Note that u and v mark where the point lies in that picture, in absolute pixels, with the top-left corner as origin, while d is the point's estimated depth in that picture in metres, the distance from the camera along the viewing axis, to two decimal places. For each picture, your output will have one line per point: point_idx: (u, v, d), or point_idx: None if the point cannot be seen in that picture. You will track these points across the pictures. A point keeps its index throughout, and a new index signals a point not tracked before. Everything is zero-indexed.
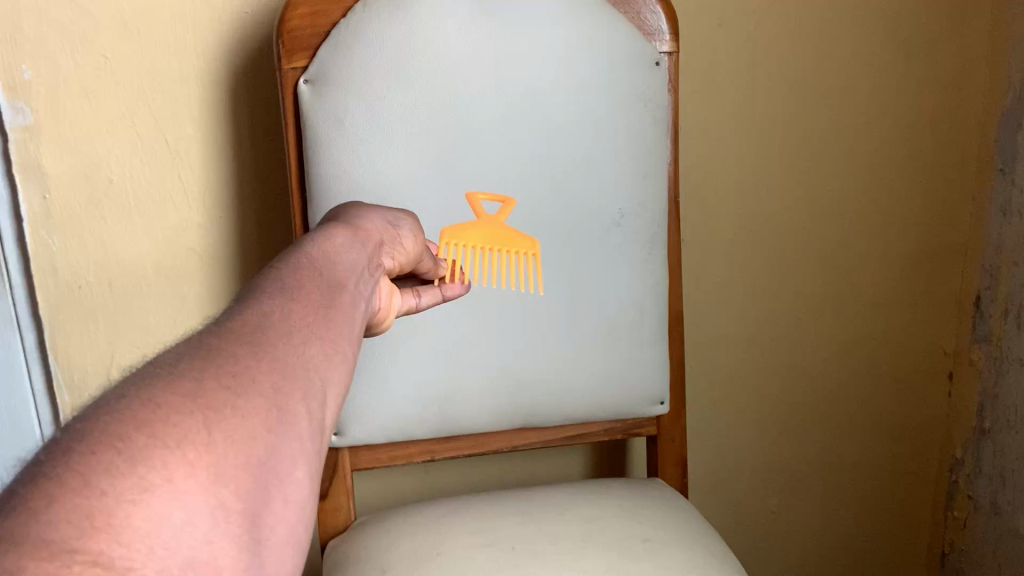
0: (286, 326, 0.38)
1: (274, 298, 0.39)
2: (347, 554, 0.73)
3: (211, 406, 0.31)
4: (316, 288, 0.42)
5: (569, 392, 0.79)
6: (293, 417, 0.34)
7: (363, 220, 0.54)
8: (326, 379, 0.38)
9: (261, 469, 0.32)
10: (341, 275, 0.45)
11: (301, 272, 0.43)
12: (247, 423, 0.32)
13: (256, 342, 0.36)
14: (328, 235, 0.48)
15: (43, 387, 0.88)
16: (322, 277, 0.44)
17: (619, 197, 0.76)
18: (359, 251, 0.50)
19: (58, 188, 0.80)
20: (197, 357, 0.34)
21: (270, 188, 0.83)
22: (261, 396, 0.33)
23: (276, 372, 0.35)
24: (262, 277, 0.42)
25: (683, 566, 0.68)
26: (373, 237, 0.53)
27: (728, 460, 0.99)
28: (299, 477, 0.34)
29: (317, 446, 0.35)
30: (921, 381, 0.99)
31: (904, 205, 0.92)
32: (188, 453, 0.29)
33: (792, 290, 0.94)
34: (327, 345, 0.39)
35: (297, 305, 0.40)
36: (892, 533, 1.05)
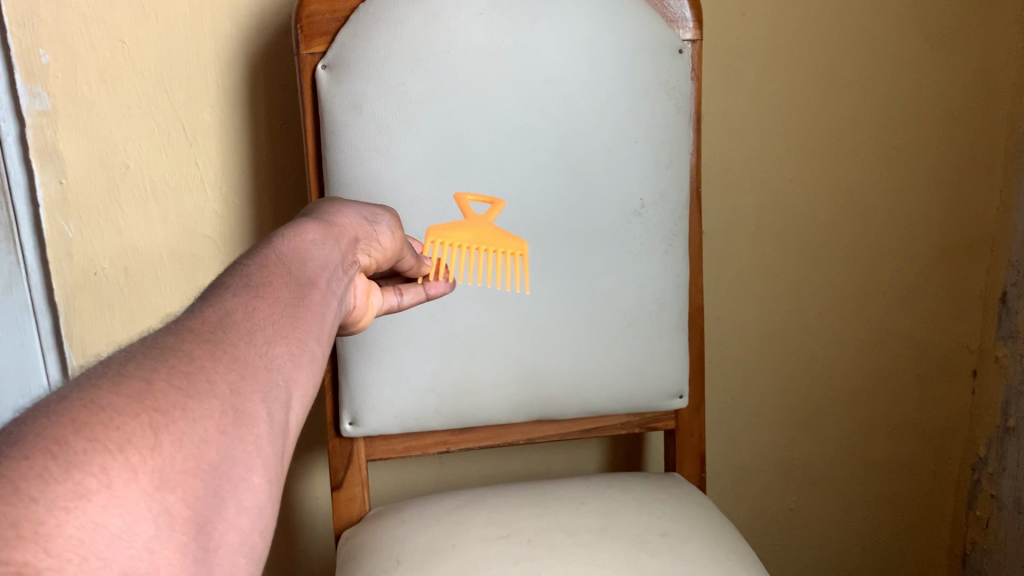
0: (249, 325, 0.37)
1: (238, 296, 0.39)
2: (360, 545, 0.72)
3: (160, 408, 0.31)
4: (283, 285, 0.42)
5: (589, 384, 0.78)
6: (252, 419, 0.34)
7: (337, 215, 0.53)
8: (290, 381, 0.38)
9: (210, 474, 0.31)
10: (312, 273, 0.45)
11: (268, 269, 0.42)
12: (197, 426, 0.31)
13: (214, 341, 0.35)
14: (300, 231, 0.48)
15: (58, 369, 0.87)
16: (291, 274, 0.43)
17: (638, 187, 0.75)
18: (333, 247, 0.49)
19: (74, 173, 0.80)
20: (152, 356, 0.33)
21: (289, 174, 0.83)
22: (215, 397, 0.33)
23: (233, 371, 0.35)
24: (228, 275, 0.41)
25: (701, 562, 0.67)
26: (347, 234, 0.52)
27: (745, 456, 0.98)
28: (255, 483, 0.33)
29: (278, 448, 0.35)
30: (943, 378, 0.97)
31: (928, 199, 0.91)
32: (130, 458, 0.29)
33: (811, 284, 0.93)
34: (293, 344, 0.39)
35: (261, 303, 0.39)
36: (912, 532, 1.04)
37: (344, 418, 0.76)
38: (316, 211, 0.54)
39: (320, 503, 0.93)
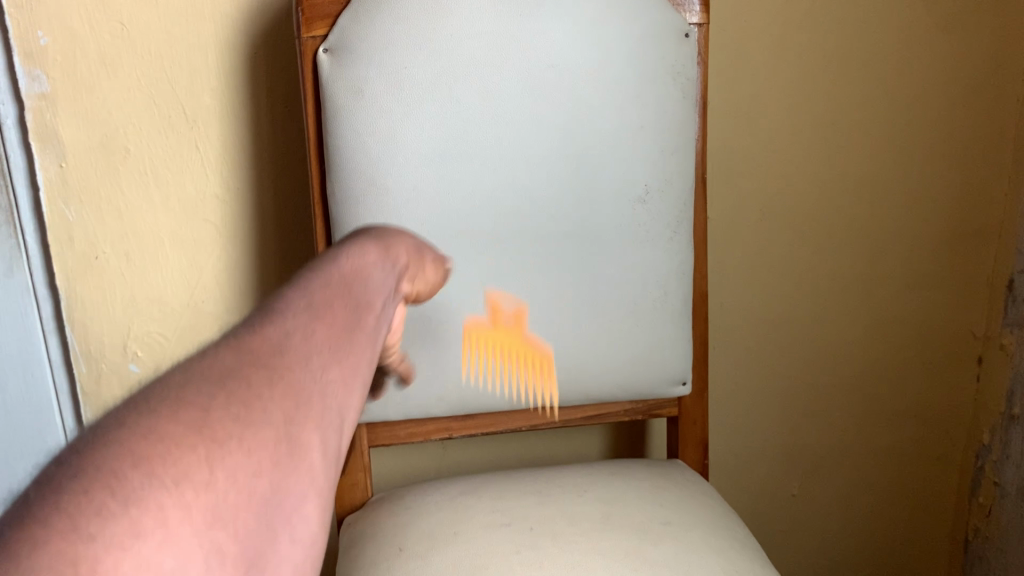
0: (307, 351, 0.38)
1: (300, 314, 0.39)
2: (364, 530, 0.72)
3: (217, 440, 0.31)
4: (343, 304, 0.42)
5: (592, 372, 0.77)
6: (305, 447, 0.35)
7: (388, 232, 0.52)
8: (342, 407, 0.39)
9: (265, 507, 0.32)
10: (370, 290, 0.45)
11: (331, 283, 0.43)
12: (251, 460, 0.32)
13: (273, 365, 0.36)
14: (359, 247, 0.48)
15: (60, 355, 0.87)
16: (350, 294, 0.43)
17: (644, 172, 0.74)
18: (388, 266, 0.49)
19: (74, 156, 0.79)
20: (209, 379, 0.33)
21: (289, 158, 0.82)
22: (272, 427, 0.34)
23: (290, 400, 0.35)
24: (293, 282, 0.42)
25: (705, 550, 0.67)
26: (399, 253, 0.52)
27: (749, 442, 0.98)
28: (305, 514, 0.34)
29: (326, 477, 0.36)
30: (949, 364, 0.97)
31: (936, 184, 0.90)
32: (185, 494, 0.28)
33: (817, 271, 0.92)
34: (343, 370, 0.40)
35: (320, 326, 0.39)
36: (914, 518, 1.04)
37: None
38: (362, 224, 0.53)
39: None
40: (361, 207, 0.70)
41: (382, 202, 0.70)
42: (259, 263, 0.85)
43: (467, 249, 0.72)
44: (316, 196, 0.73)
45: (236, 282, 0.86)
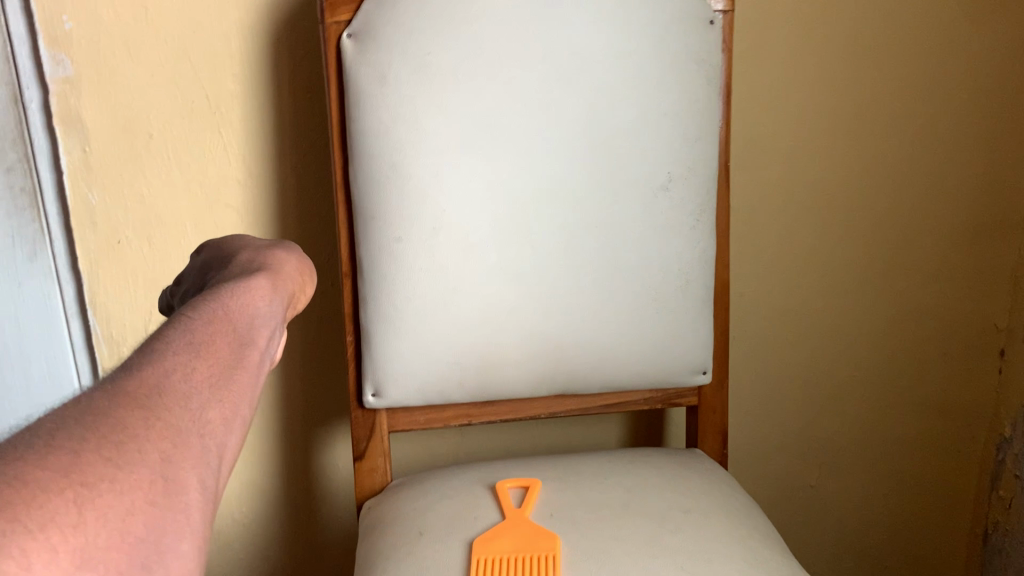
0: (186, 388, 0.37)
1: (179, 354, 0.38)
2: (385, 515, 0.73)
3: (86, 482, 0.30)
4: (226, 344, 0.41)
5: (612, 360, 0.77)
6: (181, 487, 0.33)
7: (279, 263, 0.53)
8: (221, 448, 0.37)
9: (139, 546, 0.30)
10: (257, 330, 0.45)
11: (215, 324, 0.42)
12: (125, 499, 0.31)
13: (150, 406, 0.35)
14: (248, 286, 0.47)
15: (81, 339, 0.87)
16: (234, 331, 0.43)
17: (667, 159, 0.74)
18: (278, 304, 0.49)
19: (97, 140, 0.80)
20: (82, 424, 0.32)
21: (313, 144, 0.82)
22: (145, 467, 0.32)
23: (167, 439, 0.34)
24: (172, 325, 0.41)
25: (724, 537, 0.66)
26: (290, 282, 0.52)
27: (768, 433, 0.98)
28: (185, 550, 0.32)
29: (207, 516, 0.34)
30: (970, 357, 0.96)
31: (960, 174, 0.89)
32: (51, 538, 0.27)
33: (839, 262, 0.92)
34: (227, 408, 0.38)
35: (199, 364, 0.39)
36: (932, 511, 1.03)
37: (367, 389, 0.76)
38: (253, 258, 0.54)
39: (342, 472, 0.94)
40: (383, 192, 0.70)
41: (404, 187, 0.70)
42: None
43: (489, 235, 0.72)
44: (338, 180, 0.73)
45: None
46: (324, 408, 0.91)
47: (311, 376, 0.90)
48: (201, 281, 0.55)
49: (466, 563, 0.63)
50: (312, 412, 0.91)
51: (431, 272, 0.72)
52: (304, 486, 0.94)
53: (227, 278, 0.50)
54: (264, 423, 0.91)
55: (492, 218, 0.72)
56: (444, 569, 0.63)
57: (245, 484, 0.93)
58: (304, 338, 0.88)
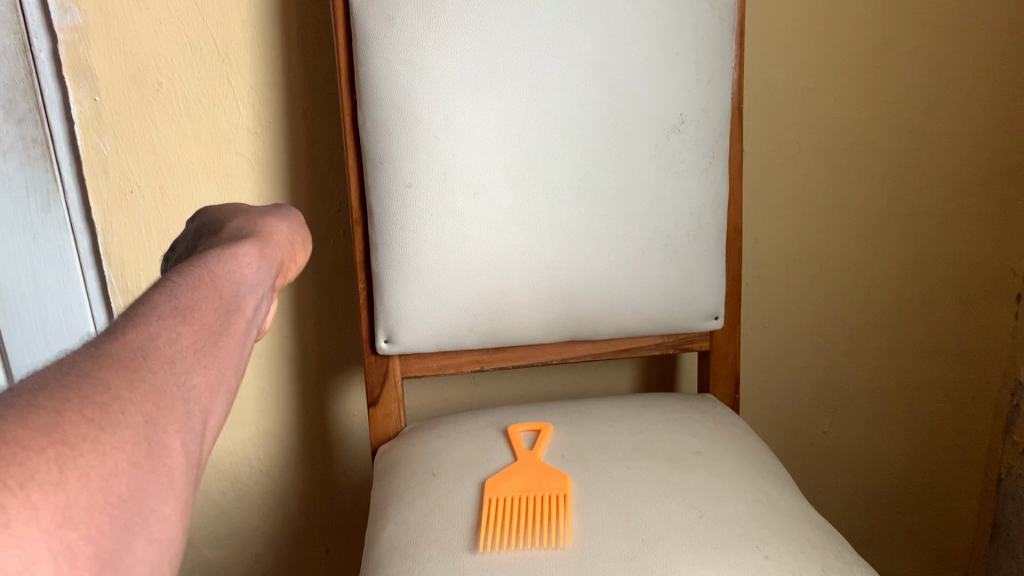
0: (171, 353, 0.36)
1: (166, 318, 0.37)
2: (398, 458, 0.73)
3: (69, 441, 0.29)
4: (211, 311, 0.40)
5: (624, 305, 0.77)
6: (165, 451, 0.33)
7: (269, 230, 0.52)
8: (205, 413, 0.36)
9: (120, 508, 0.29)
10: (242, 298, 0.44)
11: (200, 290, 0.41)
12: (107, 460, 0.30)
13: (134, 369, 0.34)
14: (234, 252, 0.46)
15: (97, 290, 0.88)
16: (219, 299, 0.42)
17: (679, 101, 0.73)
18: (265, 272, 0.48)
19: (107, 89, 0.79)
20: (65, 384, 0.31)
21: (322, 91, 0.82)
22: (129, 429, 0.31)
23: (152, 402, 0.33)
24: (157, 290, 0.40)
25: (736, 478, 0.66)
26: (279, 249, 0.51)
27: (782, 380, 0.98)
28: (165, 514, 0.31)
29: (189, 481, 0.34)
30: (986, 301, 0.95)
31: (978, 116, 0.88)
32: (32, 496, 0.26)
33: (853, 206, 0.91)
34: (211, 375, 0.37)
35: (185, 329, 0.38)
36: (946, 456, 1.03)
37: (379, 335, 0.76)
38: (242, 224, 0.53)
39: (356, 420, 0.95)
40: (393, 136, 0.70)
41: (414, 132, 0.70)
42: (293, 198, 0.85)
43: (501, 178, 0.72)
44: (348, 125, 0.72)
45: None
46: (337, 357, 0.92)
47: (324, 325, 0.90)
48: (186, 250, 0.54)
49: (478, 502, 0.64)
50: (326, 361, 0.92)
51: (442, 218, 0.72)
52: (320, 433, 0.96)
53: (213, 244, 0.48)
54: (279, 372, 0.92)
55: (503, 160, 0.71)
56: (457, 507, 0.64)
57: (261, 432, 0.95)
58: (317, 287, 0.89)
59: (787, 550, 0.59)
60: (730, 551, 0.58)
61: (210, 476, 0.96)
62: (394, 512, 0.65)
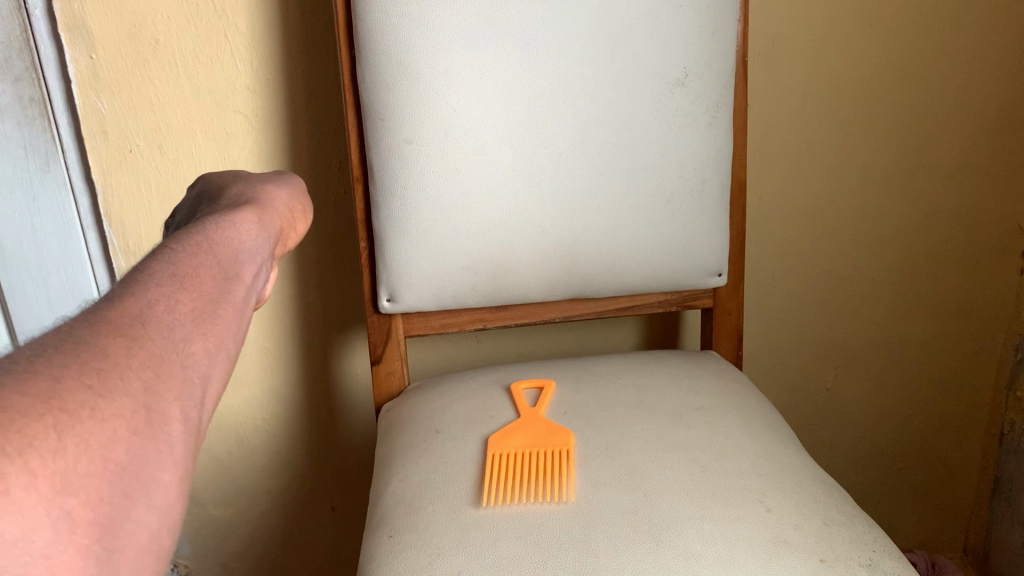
0: (170, 320, 0.35)
1: (163, 285, 0.37)
2: (402, 416, 0.74)
3: (67, 408, 0.28)
4: (210, 279, 0.40)
5: (627, 262, 0.77)
6: (164, 418, 0.32)
7: (268, 198, 0.52)
8: (204, 380, 0.36)
9: (119, 475, 0.29)
10: (242, 265, 0.43)
11: (199, 257, 0.40)
12: (106, 426, 0.30)
13: (132, 335, 0.33)
14: (233, 219, 0.45)
15: (99, 250, 0.88)
16: (218, 266, 0.41)
17: (682, 54, 0.72)
18: (264, 240, 0.47)
19: (103, 47, 0.78)
20: (63, 351, 0.31)
21: (321, 47, 0.81)
22: (128, 397, 0.31)
23: (150, 369, 0.33)
24: (154, 257, 0.39)
25: (737, 432, 0.67)
26: (278, 217, 0.51)
27: (785, 337, 0.98)
28: (165, 480, 0.31)
29: (189, 447, 0.33)
30: (991, 256, 0.95)
31: (986, 67, 0.86)
32: (30, 462, 0.26)
33: (859, 162, 0.90)
34: (210, 342, 0.37)
35: (183, 297, 0.37)
36: (948, 412, 1.04)
37: (382, 294, 0.76)
38: (241, 191, 0.52)
39: (360, 378, 0.96)
40: (393, 91, 0.69)
41: (414, 87, 0.69)
42: (294, 157, 0.85)
43: (503, 133, 0.71)
44: (347, 80, 0.71)
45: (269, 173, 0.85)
46: (340, 316, 0.92)
47: (327, 285, 0.90)
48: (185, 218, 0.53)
49: (482, 458, 0.64)
50: (329, 321, 0.92)
51: (444, 175, 0.71)
52: (324, 392, 0.96)
53: (210, 213, 0.47)
54: (283, 332, 0.92)
55: (506, 114, 0.71)
56: (461, 463, 0.64)
57: (266, 392, 0.95)
58: (319, 247, 0.89)
59: (790, 504, 0.59)
60: (733, 504, 0.58)
61: (215, 434, 0.96)
62: (399, 468, 0.66)
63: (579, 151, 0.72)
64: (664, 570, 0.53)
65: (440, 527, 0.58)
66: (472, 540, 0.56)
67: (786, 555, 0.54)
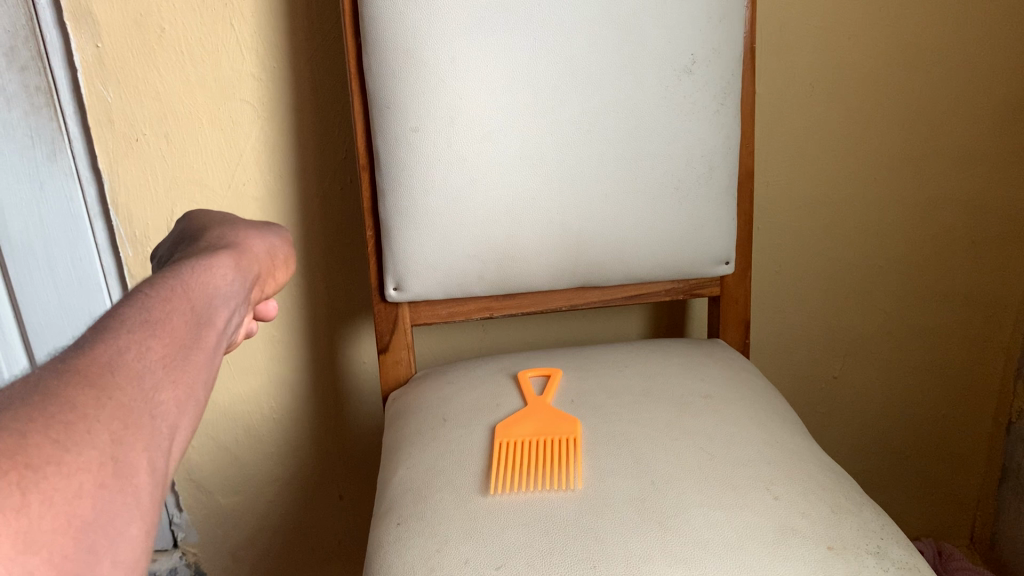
0: (140, 367, 0.35)
1: (135, 331, 0.36)
2: (409, 404, 0.74)
3: (31, 463, 0.28)
4: (183, 324, 0.39)
5: (633, 250, 0.76)
6: (132, 469, 0.32)
7: (246, 240, 0.51)
8: (174, 429, 0.36)
9: (86, 529, 0.29)
10: (216, 311, 0.43)
11: (173, 301, 0.40)
12: (72, 481, 0.29)
13: (101, 385, 0.33)
14: (209, 263, 0.45)
15: (106, 239, 0.88)
16: (192, 311, 0.41)
17: (690, 41, 0.71)
18: (240, 284, 0.47)
19: (109, 35, 0.78)
20: (30, 403, 0.30)
21: (327, 33, 0.80)
22: (95, 449, 0.31)
23: (118, 420, 0.32)
24: (127, 302, 0.39)
25: (745, 420, 0.67)
26: (256, 261, 0.51)
27: (792, 325, 0.98)
28: (133, 534, 0.31)
29: (157, 500, 0.33)
30: (1000, 243, 0.94)
31: (996, 52, 0.86)
32: None
33: (867, 148, 0.89)
34: (180, 389, 0.37)
35: (155, 343, 0.37)
36: (957, 400, 1.03)
37: (388, 283, 0.76)
38: (221, 233, 0.52)
39: (367, 367, 0.96)
40: (399, 78, 0.69)
41: (420, 75, 0.69)
42: (300, 145, 0.85)
43: (509, 120, 0.71)
44: (353, 68, 0.71)
45: (275, 162, 0.85)
46: (347, 305, 0.92)
47: (334, 273, 0.90)
48: (164, 259, 0.52)
49: (489, 446, 0.64)
50: (336, 309, 0.92)
51: (451, 163, 0.71)
52: (331, 380, 0.96)
53: (186, 257, 0.47)
54: (290, 320, 0.92)
55: (513, 100, 0.70)
56: (468, 451, 0.64)
57: (274, 380, 0.95)
58: (326, 235, 0.89)
59: (797, 491, 0.59)
60: (740, 491, 0.58)
61: (223, 423, 0.97)
62: (406, 455, 0.66)
63: (585, 138, 0.72)
64: (671, 558, 0.53)
65: (447, 515, 0.58)
66: (479, 527, 0.56)
67: (793, 542, 0.54)
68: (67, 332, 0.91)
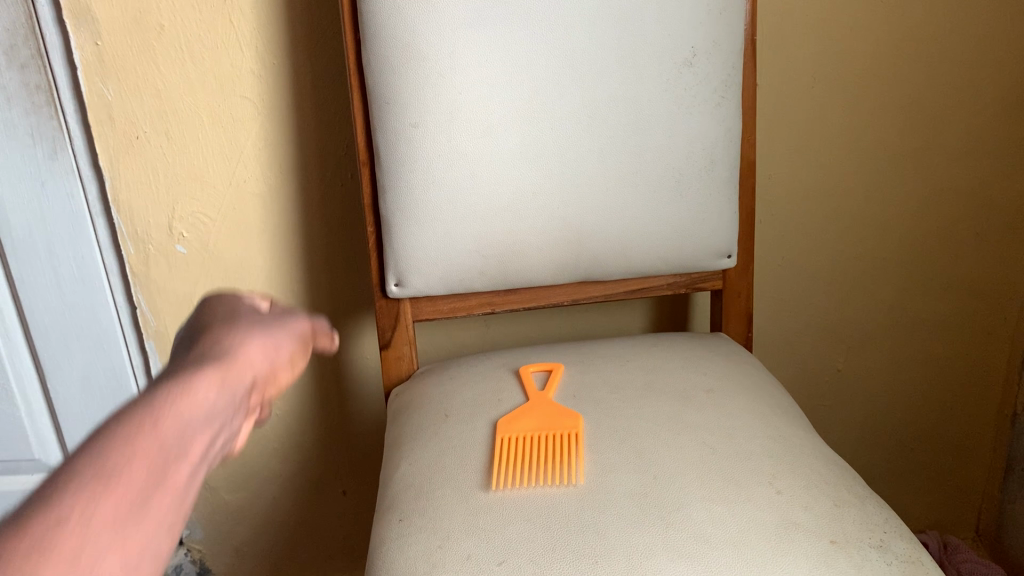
0: (73, 550, 0.25)
1: (81, 492, 0.26)
2: (411, 400, 0.74)
3: None
4: (148, 474, 0.28)
5: (635, 244, 0.76)
6: None
7: (249, 338, 0.38)
8: None
9: None
10: (202, 445, 0.31)
11: (153, 434, 0.30)
12: None
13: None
14: (197, 376, 0.33)
15: (108, 237, 0.87)
16: (167, 449, 0.30)
17: (690, 33, 0.71)
18: (233, 403, 0.34)
19: (109, 32, 0.78)
20: None
21: (326, 29, 0.80)
22: None
23: None
24: (88, 437, 0.29)
25: (747, 414, 0.66)
26: (257, 366, 0.37)
27: (795, 319, 0.97)
28: None
29: None
30: (1004, 235, 0.94)
31: (1000, 43, 0.85)
32: None
33: (869, 140, 0.89)
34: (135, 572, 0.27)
35: (111, 505, 0.27)
36: (962, 392, 1.03)
37: (390, 279, 0.76)
38: (217, 328, 0.39)
39: (369, 363, 0.96)
40: (398, 74, 0.68)
41: (420, 71, 0.68)
42: (300, 141, 0.84)
43: (510, 115, 0.70)
44: (352, 64, 0.70)
45: (276, 158, 0.85)
46: (348, 301, 0.92)
47: (336, 269, 0.90)
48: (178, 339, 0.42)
49: (491, 442, 0.64)
50: (338, 306, 0.92)
51: (452, 158, 0.71)
52: (334, 377, 0.96)
53: (197, 350, 0.37)
54: None
55: (513, 95, 0.70)
56: (469, 446, 0.64)
57: None
58: (327, 231, 0.89)
59: (800, 485, 0.59)
60: (742, 485, 0.58)
61: None
62: (408, 451, 0.66)
63: (585, 133, 0.72)
64: (674, 552, 0.52)
65: (449, 511, 0.58)
66: (481, 523, 0.56)
67: (796, 536, 0.54)
68: (71, 328, 0.92)
